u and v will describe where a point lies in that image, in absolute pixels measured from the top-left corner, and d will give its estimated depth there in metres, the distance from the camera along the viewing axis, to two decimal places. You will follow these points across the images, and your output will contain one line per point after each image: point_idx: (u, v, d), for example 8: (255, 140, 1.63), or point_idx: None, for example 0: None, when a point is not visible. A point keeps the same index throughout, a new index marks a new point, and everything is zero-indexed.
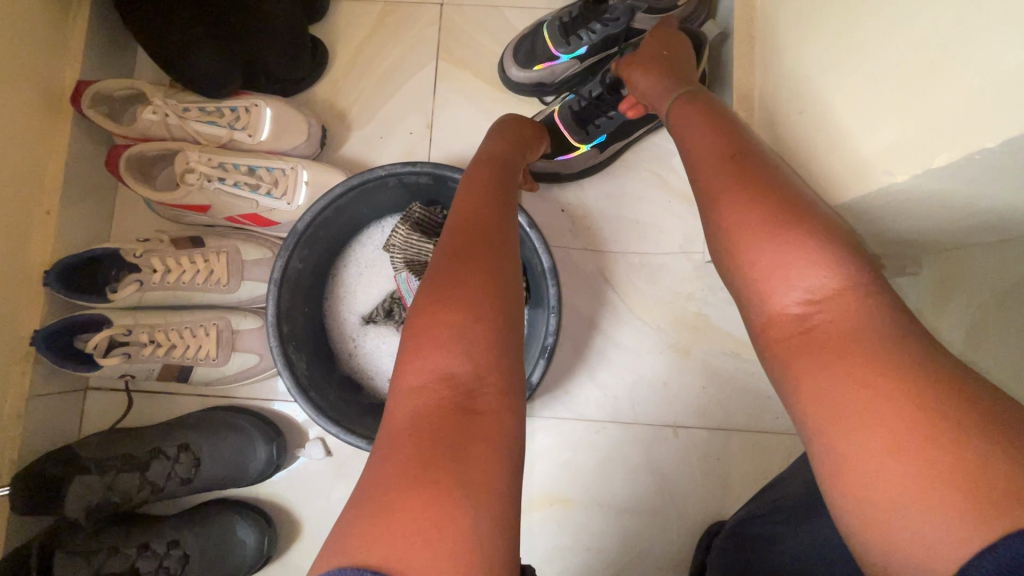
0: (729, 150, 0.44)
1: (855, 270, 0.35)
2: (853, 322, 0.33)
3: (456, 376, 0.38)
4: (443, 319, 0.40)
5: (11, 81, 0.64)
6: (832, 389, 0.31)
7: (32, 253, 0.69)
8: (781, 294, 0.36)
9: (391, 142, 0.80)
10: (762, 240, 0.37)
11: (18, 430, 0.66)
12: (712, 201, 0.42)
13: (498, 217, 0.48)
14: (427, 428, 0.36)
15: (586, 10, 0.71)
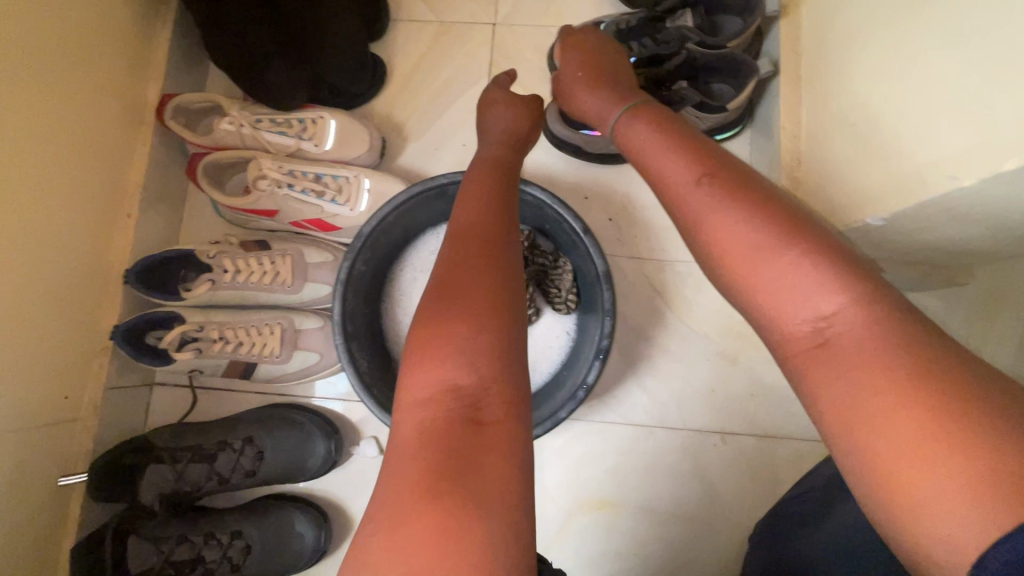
0: (696, 174, 0.43)
1: (870, 284, 0.35)
2: (867, 333, 0.32)
3: (461, 388, 0.37)
4: (455, 331, 0.39)
5: (101, 93, 0.69)
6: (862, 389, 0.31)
7: (113, 254, 0.73)
8: (791, 312, 0.36)
9: (445, 153, 0.84)
10: (770, 253, 0.37)
11: (93, 420, 0.70)
12: (699, 213, 0.41)
13: (502, 224, 0.47)
14: (435, 443, 0.35)
15: (644, 25, 0.75)
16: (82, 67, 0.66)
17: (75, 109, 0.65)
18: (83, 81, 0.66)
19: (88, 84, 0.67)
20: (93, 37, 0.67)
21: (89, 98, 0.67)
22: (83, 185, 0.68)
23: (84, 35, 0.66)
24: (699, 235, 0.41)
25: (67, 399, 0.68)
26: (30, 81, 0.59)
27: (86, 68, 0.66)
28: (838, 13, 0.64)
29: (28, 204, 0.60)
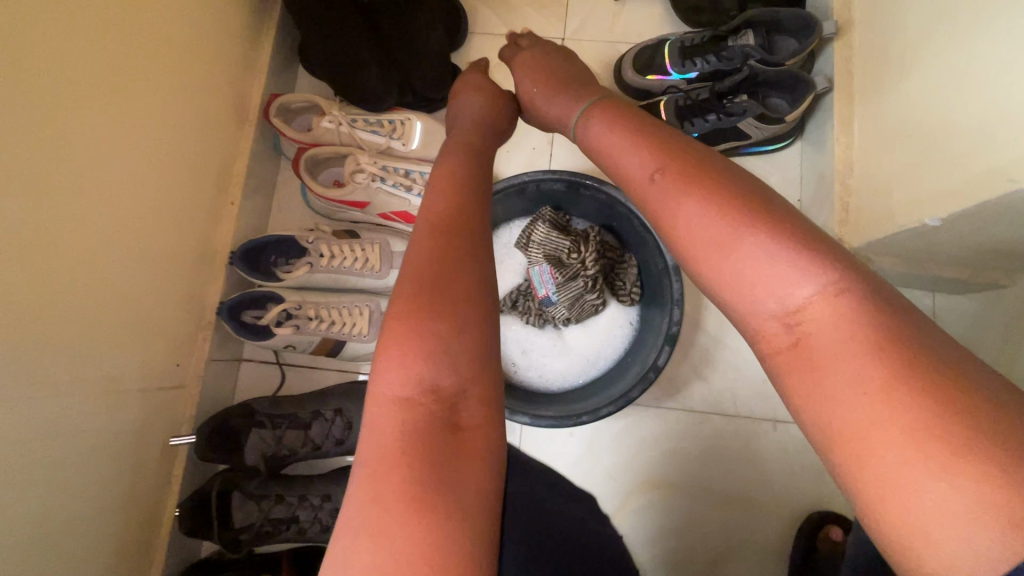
0: (655, 168, 0.44)
1: (842, 269, 0.34)
2: (835, 327, 0.33)
3: (442, 392, 0.40)
4: (434, 333, 0.42)
5: (215, 91, 0.77)
6: (855, 380, 0.31)
7: (218, 237, 0.80)
8: (770, 304, 0.35)
9: (516, 155, 0.91)
10: (749, 241, 0.37)
11: (196, 387, 0.77)
12: (662, 204, 0.42)
13: (475, 226, 0.48)
14: (417, 444, 0.38)
15: (708, 43, 0.82)
16: (202, 67, 0.74)
17: (194, 103, 0.73)
18: (200, 78, 0.73)
19: (204, 82, 0.74)
20: (211, 41, 0.75)
21: (205, 95, 0.75)
22: (195, 172, 0.75)
23: (204, 38, 0.73)
24: (668, 228, 0.41)
25: (178, 366, 0.74)
26: (161, 77, 0.66)
27: (206, 68, 0.74)
28: (891, 36, 0.71)
29: (154, 187, 0.67)
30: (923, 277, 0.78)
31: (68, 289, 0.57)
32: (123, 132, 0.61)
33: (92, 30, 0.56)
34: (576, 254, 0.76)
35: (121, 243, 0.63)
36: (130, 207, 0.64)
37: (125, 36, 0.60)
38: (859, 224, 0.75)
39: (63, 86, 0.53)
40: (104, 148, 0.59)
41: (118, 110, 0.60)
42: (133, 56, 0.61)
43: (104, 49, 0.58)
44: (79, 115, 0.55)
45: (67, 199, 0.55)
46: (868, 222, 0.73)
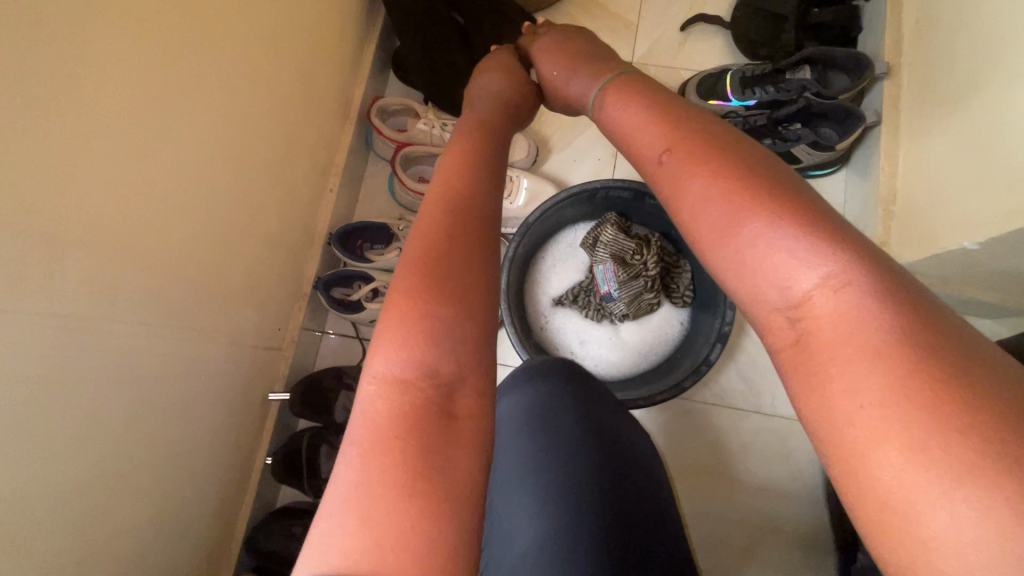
0: (659, 148, 0.42)
1: (857, 247, 0.30)
2: (850, 320, 0.28)
3: (439, 374, 0.35)
4: (433, 309, 0.37)
5: (326, 90, 0.88)
6: (856, 388, 0.26)
7: (317, 219, 0.90)
8: (777, 295, 0.31)
9: (582, 164, 0.99)
10: (756, 218, 0.33)
11: (291, 350, 0.86)
12: (672, 184, 0.39)
13: (486, 206, 0.46)
14: (407, 430, 0.33)
15: (767, 75, 0.91)
16: (316, 68, 0.84)
17: (307, 100, 0.83)
18: (314, 78, 0.84)
19: (317, 81, 0.85)
20: (325, 47, 0.85)
21: (317, 92, 0.85)
22: (303, 160, 0.85)
23: (320, 44, 0.84)
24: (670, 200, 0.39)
25: (278, 330, 0.84)
26: (286, 76, 0.77)
27: (319, 68, 0.85)
28: (939, 75, 0.78)
29: (270, 166, 0.77)
30: (960, 299, 0.84)
31: (204, 244, 0.66)
32: (253, 114, 0.71)
33: (242, 26, 0.66)
34: (639, 256, 0.84)
35: (242, 210, 0.72)
36: (251, 180, 0.73)
37: (263, 39, 0.71)
38: (902, 244, 0.81)
39: (218, 71, 0.63)
40: (238, 126, 0.69)
41: (251, 95, 0.70)
42: (267, 52, 0.72)
43: (249, 44, 0.68)
44: (225, 96, 0.65)
45: (212, 167, 0.65)
46: (910, 244, 0.80)
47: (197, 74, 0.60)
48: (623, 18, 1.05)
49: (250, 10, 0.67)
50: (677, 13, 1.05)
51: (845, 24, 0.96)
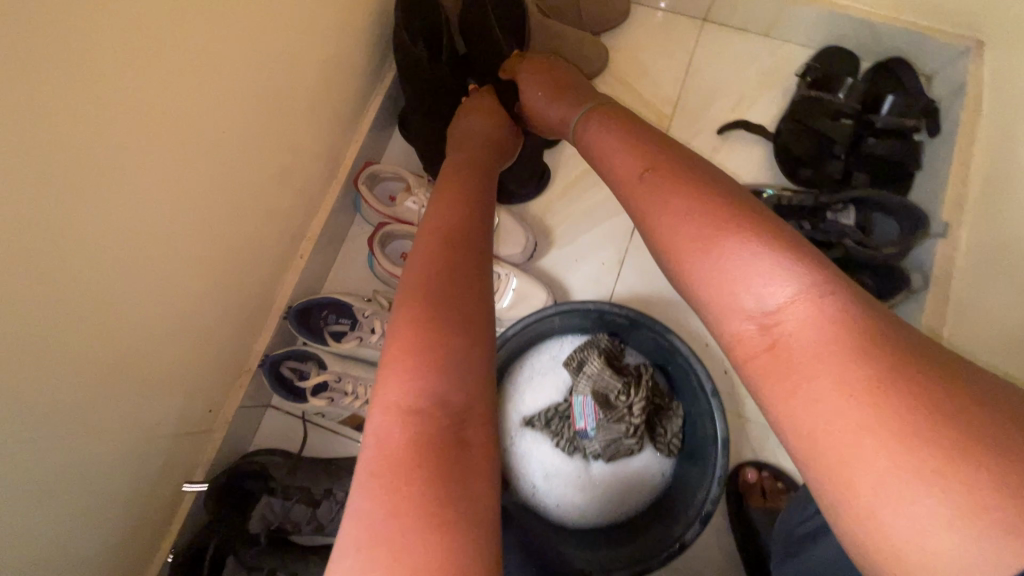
0: (644, 168, 0.50)
1: (810, 264, 0.37)
2: (813, 333, 0.34)
3: (450, 404, 0.41)
4: (437, 343, 0.43)
5: (312, 151, 0.79)
6: (824, 391, 0.32)
7: (280, 289, 0.81)
8: (738, 317, 0.38)
9: (584, 265, 0.89)
10: (729, 237, 0.40)
11: (222, 433, 0.77)
12: (654, 204, 0.47)
13: (477, 247, 0.54)
14: (422, 453, 0.38)
15: (804, 210, 0.81)
16: (303, 128, 0.75)
17: (284, 165, 0.74)
18: (298, 140, 0.75)
19: (302, 143, 0.76)
20: (317, 106, 0.77)
21: (299, 154, 0.76)
22: (271, 227, 0.76)
23: (310, 104, 0.75)
24: (650, 219, 0.46)
25: (209, 412, 0.75)
26: (259, 142, 0.68)
27: (307, 127, 0.76)
28: (1005, 251, 0.67)
29: (229, 235, 0.68)
30: None
31: (114, 329, 0.57)
32: (210, 182, 0.62)
33: (211, 89, 0.58)
34: (625, 398, 0.73)
35: (181, 285, 0.63)
36: (199, 251, 0.64)
37: (233, 106, 0.62)
38: None
39: (168, 139, 0.55)
40: (191, 196, 0.60)
41: (213, 161, 0.62)
42: (242, 114, 0.64)
43: (218, 107, 0.60)
44: (175, 165, 0.57)
45: (142, 245, 0.56)
46: None
47: (135, 146, 0.51)
48: (656, 110, 0.96)
49: (226, 70, 0.59)
50: (716, 114, 0.95)
51: (907, 158, 0.84)
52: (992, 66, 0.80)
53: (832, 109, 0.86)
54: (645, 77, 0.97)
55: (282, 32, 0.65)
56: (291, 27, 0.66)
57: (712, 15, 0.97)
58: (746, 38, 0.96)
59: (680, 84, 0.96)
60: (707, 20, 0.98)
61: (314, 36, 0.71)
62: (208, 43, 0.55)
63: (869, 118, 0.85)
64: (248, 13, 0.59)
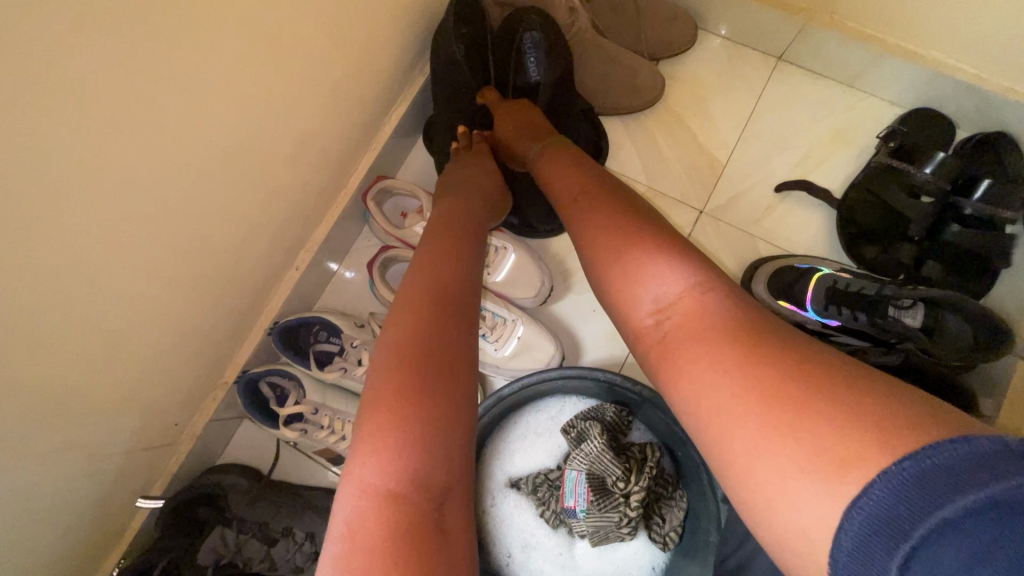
0: (577, 194, 0.58)
1: (693, 263, 0.45)
2: (688, 316, 0.42)
3: (429, 486, 0.39)
4: (419, 411, 0.41)
5: (322, 157, 0.72)
6: (710, 392, 0.37)
7: (270, 300, 0.75)
8: (639, 310, 0.45)
9: (601, 319, 0.80)
10: (636, 246, 0.48)
11: (187, 446, 0.72)
12: (578, 224, 0.55)
13: (467, 292, 0.52)
14: (399, 546, 0.36)
15: (865, 297, 0.69)
16: (315, 132, 0.68)
17: (288, 173, 0.67)
18: (309, 146, 0.69)
19: (313, 148, 0.69)
20: (334, 109, 0.69)
21: (308, 160, 0.70)
22: (267, 236, 0.70)
23: (326, 107, 0.68)
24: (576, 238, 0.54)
25: (175, 425, 0.70)
26: (263, 149, 0.62)
27: (319, 131, 0.69)
28: None
29: (217, 244, 0.62)
30: None
31: (67, 345, 0.51)
32: (201, 191, 0.56)
33: (209, 91, 0.51)
34: (623, 485, 0.64)
35: (155, 297, 0.58)
36: (182, 263, 0.59)
37: (236, 111, 0.55)
38: None
39: (151, 145, 0.48)
40: (172, 206, 0.54)
41: (206, 168, 0.55)
42: (245, 118, 0.57)
43: (216, 111, 0.53)
44: (158, 173, 0.51)
45: (111, 256, 0.50)
46: None
47: (111, 151, 0.45)
48: (708, 153, 0.86)
49: (228, 71, 0.52)
50: (776, 168, 0.84)
51: (991, 254, 0.73)
52: None
53: (910, 183, 0.75)
54: (702, 114, 0.87)
55: (300, 29, 0.58)
56: (312, 24, 0.59)
57: (790, 55, 0.85)
58: (824, 85, 0.85)
59: (741, 128, 0.86)
60: (783, 60, 0.86)
61: (338, 35, 0.63)
62: (209, 39, 0.49)
63: (956, 201, 0.74)
64: (261, 9, 0.52)
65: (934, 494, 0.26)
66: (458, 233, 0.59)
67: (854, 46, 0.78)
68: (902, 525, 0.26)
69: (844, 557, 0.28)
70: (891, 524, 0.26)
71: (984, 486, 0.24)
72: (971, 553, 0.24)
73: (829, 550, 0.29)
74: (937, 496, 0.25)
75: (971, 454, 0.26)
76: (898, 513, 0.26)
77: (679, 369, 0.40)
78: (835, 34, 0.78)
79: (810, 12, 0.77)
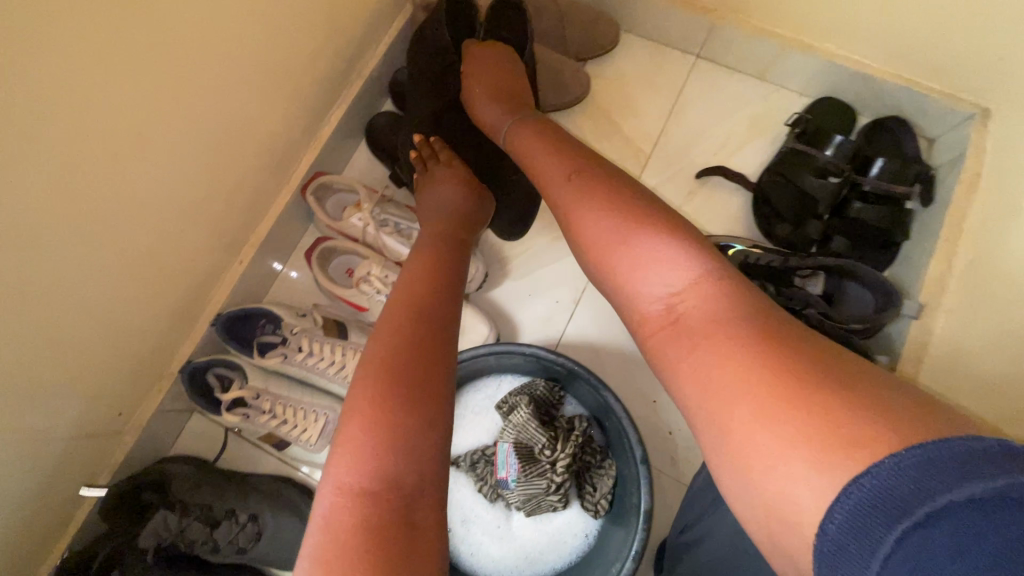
0: (566, 172, 0.57)
1: (708, 257, 0.45)
2: (702, 306, 0.42)
3: (401, 485, 0.41)
4: (392, 420, 0.44)
5: (263, 155, 0.76)
6: (715, 367, 0.38)
7: (214, 294, 0.78)
8: (648, 296, 0.46)
9: (537, 302, 0.85)
10: (640, 232, 0.48)
11: (132, 436, 0.74)
12: (568, 208, 0.54)
13: (446, 308, 0.54)
14: (370, 536, 0.39)
15: (775, 270, 0.75)
16: (255, 132, 0.72)
17: (231, 170, 0.71)
18: (250, 146, 0.73)
19: (253, 147, 0.73)
20: (273, 109, 0.74)
21: (248, 159, 0.74)
22: (210, 232, 0.73)
23: (265, 108, 0.72)
24: (566, 219, 0.54)
25: (118, 416, 0.72)
26: (205, 148, 0.66)
27: (258, 130, 0.73)
28: (979, 350, 0.62)
29: (160, 239, 0.66)
30: None
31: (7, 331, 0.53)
32: (143, 187, 0.60)
33: (147, 91, 0.55)
34: (550, 452, 0.69)
35: (99, 287, 0.61)
36: (124, 255, 0.62)
37: (175, 112, 0.59)
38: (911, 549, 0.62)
39: (90, 141, 0.52)
40: (113, 201, 0.57)
41: (148, 164, 0.59)
42: (184, 118, 0.61)
43: (155, 110, 0.57)
44: (98, 169, 0.54)
45: (51, 245, 0.54)
46: None
47: (49, 147, 0.49)
48: (635, 145, 0.91)
49: (168, 75, 0.56)
50: (697, 157, 0.90)
51: (890, 228, 0.78)
52: (998, 137, 0.74)
53: (815, 165, 0.81)
54: (628, 109, 0.93)
55: (237, 34, 0.62)
56: (249, 30, 0.63)
57: (706, 52, 0.92)
58: (739, 80, 0.92)
59: (664, 121, 0.92)
60: (700, 57, 0.93)
61: (274, 40, 0.68)
62: (147, 46, 0.53)
63: (856, 179, 0.80)
64: (198, 19, 0.57)
65: (943, 480, 0.26)
66: (436, 254, 0.63)
67: (760, 42, 0.84)
68: (906, 504, 0.27)
69: (834, 528, 0.29)
70: (892, 502, 0.27)
71: (1001, 476, 0.25)
72: (970, 534, 0.24)
73: (819, 523, 0.30)
74: (948, 483, 0.26)
75: (977, 449, 0.27)
76: (902, 492, 0.27)
77: (674, 352, 0.42)
78: (742, 31, 0.84)
79: (718, 12, 0.84)
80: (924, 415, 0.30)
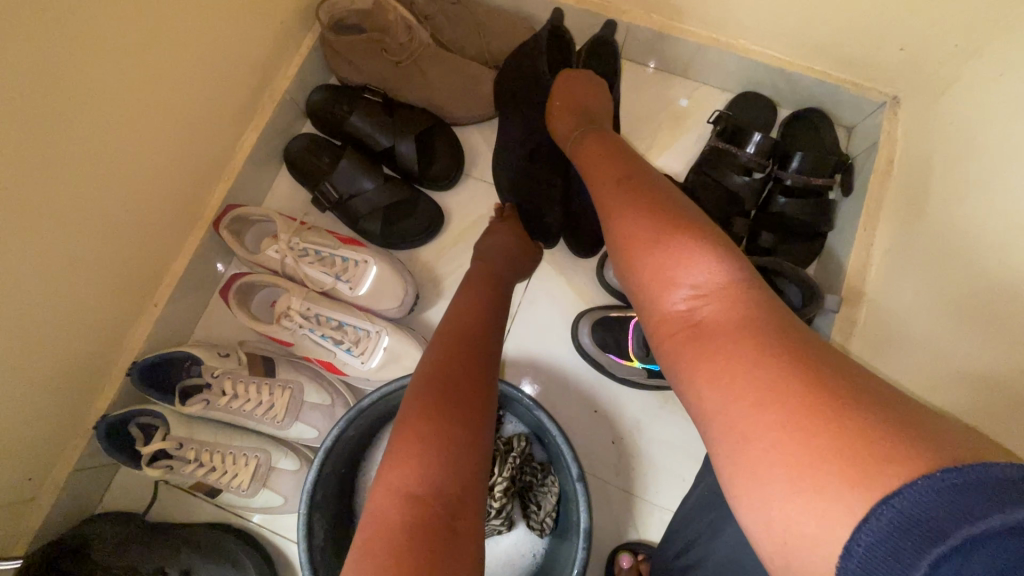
0: (619, 175, 0.54)
1: (733, 255, 0.41)
2: (724, 308, 0.38)
3: (445, 491, 0.40)
4: (443, 427, 0.43)
5: (171, 191, 0.72)
6: (732, 370, 0.34)
7: (128, 342, 0.75)
8: (671, 295, 0.41)
9: None
10: (675, 229, 0.44)
11: (49, 500, 0.70)
12: (611, 216, 0.50)
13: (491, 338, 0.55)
14: (411, 534, 0.37)
15: None
16: (161, 169, 0.69)
17: (137, 211, 0.68)
18: (156, 184, 0.69)
19: (159, 184, 0.69)
20: (179, 143, 0.70)
21: (155, 197, 0.70)
22: (118, 277, 0.69)
23: (170, 143, 0.68)
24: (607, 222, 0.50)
25: (30, 481, 0.67)
26: (105, 193, 0.62)
27: (163, 166, 0.69)
28: (904, 338, 0.64)
29: (60, 294, 0.61)
30: None
31: None
32: (34, 244, 0.56)
33: (26, 145, 0.51)
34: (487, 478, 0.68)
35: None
36: (22, 315, 0.58)
37: (65, 160, 0.56)
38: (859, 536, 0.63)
39: None
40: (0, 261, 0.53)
41: (37, 218, 0.55)
42: (72, 167, 0.57)
43: (35, 163, 0.53)
44: None
45: None
46: None
47: None
48: None
49: (51, 121, 0.53)
50: None
51: (812, 220, 0.79)
52: (907, 125, 0.75)
53: (739, 164, 0.82)
54: None
55: (129, 72, 0.58)
56: (141, 69, 0.59)
57: (628, 53, 0.90)
58: (663, 79, 0.91)
59: None
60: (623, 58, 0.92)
61: (172, 73, 0.64)
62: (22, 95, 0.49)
63: (778, 174, 0.81)
64: (79, 60, 0.53)
65: (982, 500, 0.23)
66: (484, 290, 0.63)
67: (679, 42, 0.83)
68: (941, 525, 0.23)
69: (861, 551, 0.25)
70: (924, 523, 0.24)
71: None
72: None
73: (842, 542, 0.26)
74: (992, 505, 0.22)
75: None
76: (936, 512, 0.23)
77: (683, 353, 0.38)
78: (660, 32, 0.83)
79: (634, 14, 0.83)
80: (843, 412, 0.29)
